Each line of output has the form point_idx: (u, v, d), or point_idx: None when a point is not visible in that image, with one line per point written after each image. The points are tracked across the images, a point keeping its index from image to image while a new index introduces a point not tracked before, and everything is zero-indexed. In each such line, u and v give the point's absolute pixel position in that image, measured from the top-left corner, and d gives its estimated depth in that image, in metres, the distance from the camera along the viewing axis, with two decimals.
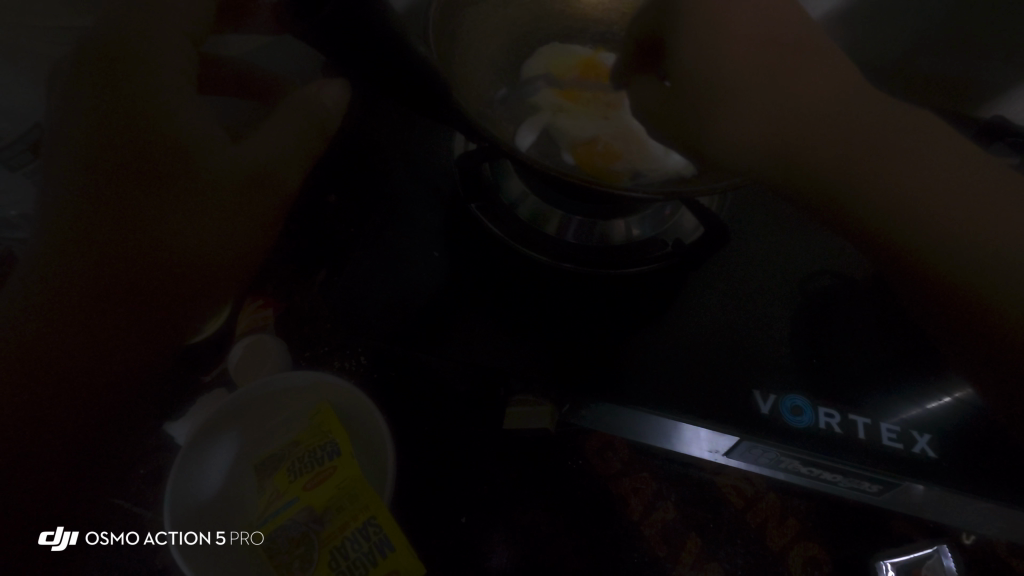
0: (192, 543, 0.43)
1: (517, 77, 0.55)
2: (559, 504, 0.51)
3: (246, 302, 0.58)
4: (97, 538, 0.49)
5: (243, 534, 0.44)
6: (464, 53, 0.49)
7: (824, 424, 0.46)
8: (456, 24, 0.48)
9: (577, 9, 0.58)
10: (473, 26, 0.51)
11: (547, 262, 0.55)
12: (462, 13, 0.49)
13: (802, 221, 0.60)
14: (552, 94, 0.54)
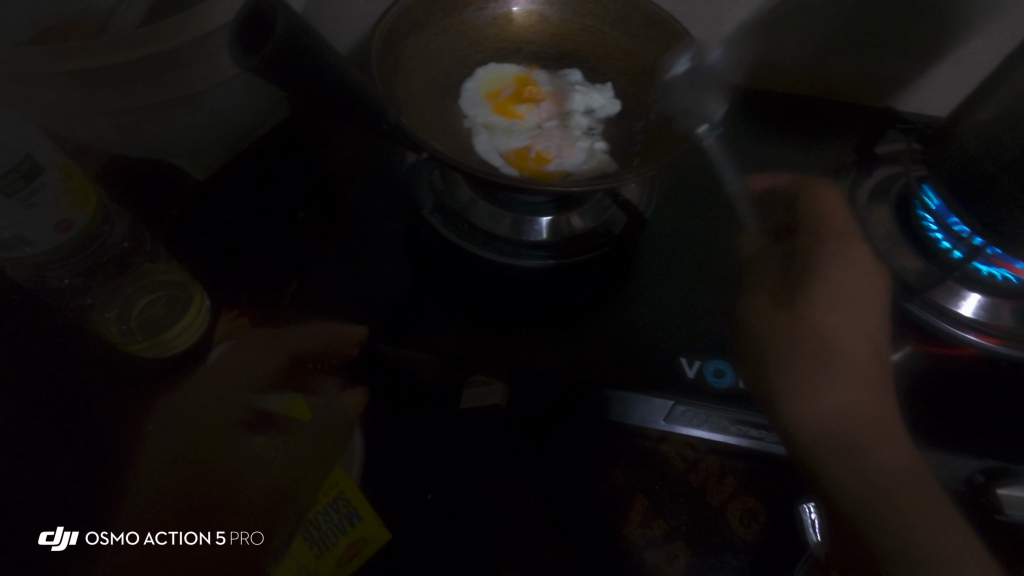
0: (192, 543, 0.46)
1: (458, 95, 0.60)
2: (519, 476, 0.56)
3: (223, 311, 0.63)
4: (97, 538, 0.48)
5: (243, 535, 0.47)
6: (409, 79, 0.55)
7: (743, 383, 0.52)
8: (401, 52, 0.54)
9: (513, 32, 0.63)
10: (416, 53, 0.56)
11: (502, 260, 0.61)
12: (405, 44, 0.54)
13: (722, 214, 0.68)
14: (488, 109, 0.60)
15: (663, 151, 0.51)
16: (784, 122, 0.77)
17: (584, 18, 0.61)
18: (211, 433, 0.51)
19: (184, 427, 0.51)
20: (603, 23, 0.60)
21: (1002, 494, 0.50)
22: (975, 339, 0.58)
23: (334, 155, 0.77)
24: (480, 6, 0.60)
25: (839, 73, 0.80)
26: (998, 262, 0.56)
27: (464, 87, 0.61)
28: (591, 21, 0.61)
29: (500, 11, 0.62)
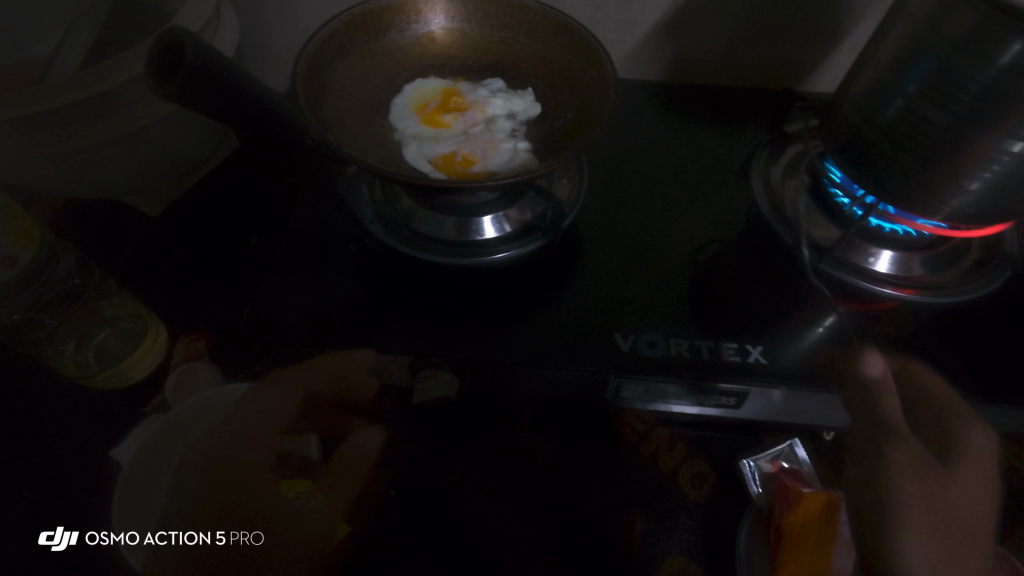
0: (192, 543, 0.51)
1: (388, 111, 0.64)
2: (479, 465, 0.58)
3: (180, 336, 0.64)
4: (96, 537, 0.51)
5: (243, 535, 0.53)
6: (338, 99, 0.59)
7: (674, 351, 0.56)
8: (328, 75, 0.58)
9: (437, 49, 0.68)
10: (344, 74, 0.60)
11: (446, 262, 0.64)
12: (332, 67, 0.58)
13: (651, 200, 0.72)
14: (417, 121, 0.63)
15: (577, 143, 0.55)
16: (705, 112, 0.83)
17: (503, 32, 0.66)
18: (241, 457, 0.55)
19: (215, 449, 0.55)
20: (520, 35, 0.66)
21: None
22: (893, 292, 0.62)
23: (284, 181, 0.80)
24: (402, 28, 0.64)
25: (751, 65, 0.87)
26: (899, 220, 0.61)
27: (393, 103, 0.65)
28: (509, 35, 0.66)
29: (423, 31, 0.66)
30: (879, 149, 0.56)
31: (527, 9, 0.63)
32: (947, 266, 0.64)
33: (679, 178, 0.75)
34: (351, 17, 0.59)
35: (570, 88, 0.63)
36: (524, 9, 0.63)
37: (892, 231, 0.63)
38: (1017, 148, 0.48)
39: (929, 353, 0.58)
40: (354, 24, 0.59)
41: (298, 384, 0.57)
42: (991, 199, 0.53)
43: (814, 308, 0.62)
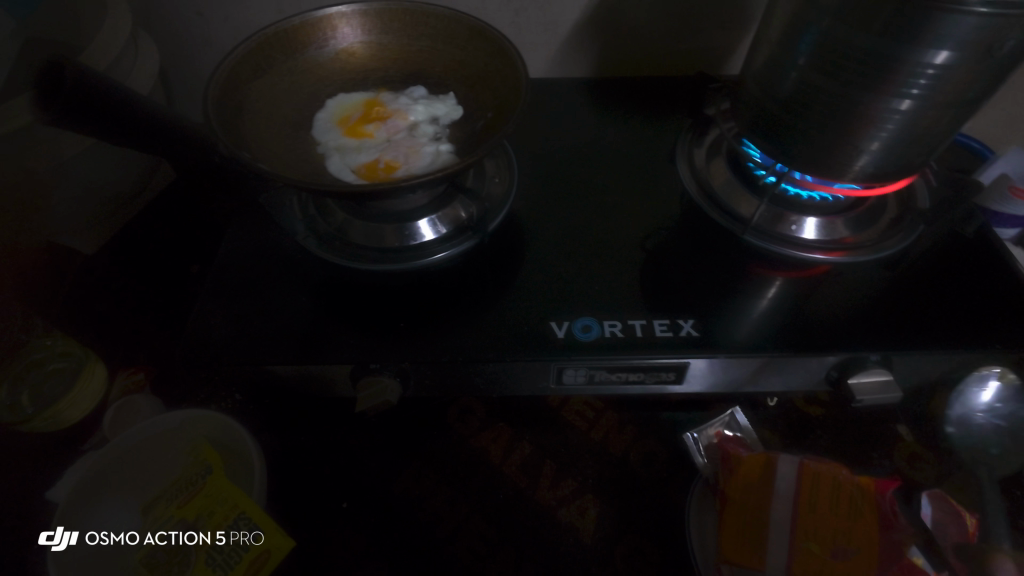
0: (192, 542, 0.50)
1: (310, 125, 0.64)
2: (430, 468, 0.58)
3: (119, 372, 0.63)
4: (97, 538, 0.50)
5: (243, 535, 0.50)
6: (257, 117, 0.59)
7: (609, 333, 0.57)
8: (243, 96, 0.58)
9: (357, 62, 0.69)
10: (261, 94, 0.61)
11: (382, 269, 0.65)
12: (247, 87, 0.59)
13: (583, 192, 0.74)
14: (339, 133, 0.64)
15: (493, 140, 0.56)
16: (632, 104, 0.85)
17: (420, 41, 0.68)
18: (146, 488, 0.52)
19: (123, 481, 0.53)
20: (436, 42, 0.67)
21: (853, 382, 0.56)
22: (823, 256, 0.65)
23: (221, 208, 0.80)
24: (320, 45, 0.66)
25: (672, 54, 0.90)
26: (817, 186, 0.63)
27: (316, 117, 0.65)
28: (426, 43, 0.68)
29: (340, 46, 0.67)
30: (783, 121, 0.58)
31: (441, 17, 0.65)
32: (866, 225, 0.67)
33: (611, 168, 0.77)
34: (265, 38, 0.61)
35: (488, 90, 0.64)
36: (436, 17, 0.65)
37: (811, 198, 0.66)
38: (903, 106, 0.50)
39: (855, 311, 0.60)
40: (269, 44, 0.61)
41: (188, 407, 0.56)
42: (889, 157, 0.55)
43: (742, 281, 0.63)
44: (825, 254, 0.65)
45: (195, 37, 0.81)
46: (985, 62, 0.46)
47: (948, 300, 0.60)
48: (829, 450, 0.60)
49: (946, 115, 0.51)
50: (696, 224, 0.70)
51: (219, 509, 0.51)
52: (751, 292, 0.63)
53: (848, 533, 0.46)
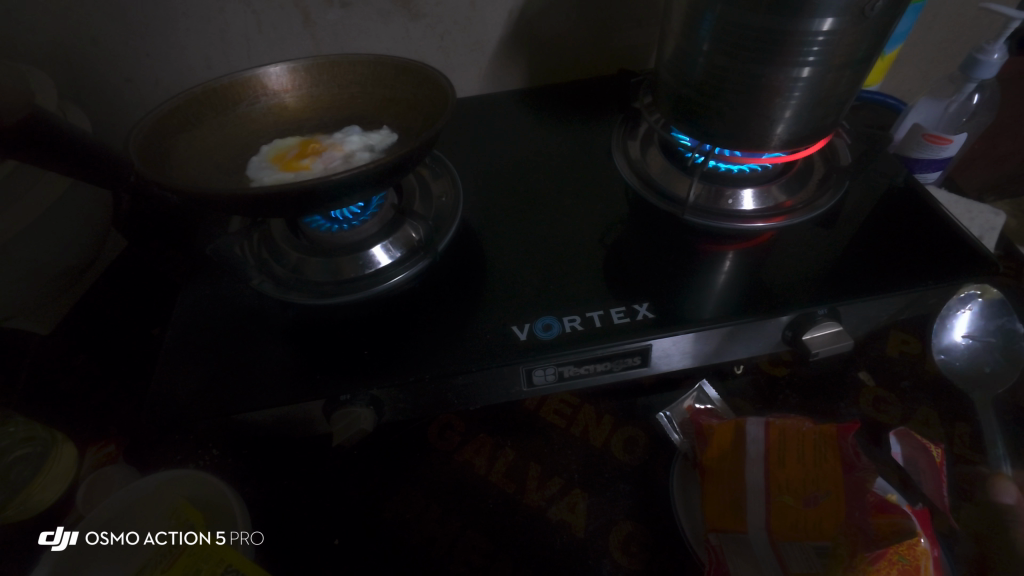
0: (192, 542, 0.51)
1: (244, 169, 0.64)
2: (417, 489, 0.59)
3: (89, 446, 0.62)
4: (96, 538, 0.53)
5: (243, 535, 0.51)
6: (189, 166, 0.59)
7: (569, 327, 0.59)
8: (172, 149, 0.58)
9: (291, 113, 0.70)
10: (192, 145, 0.61)
11: (342, 302, 0.65)
12: (176, 139, 0.60)
13: (531, 197, 0.76)
14: (274, 170, 0.63)
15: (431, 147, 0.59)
16: (566, 108, 0.89)
17: (350, 88, 0.70)
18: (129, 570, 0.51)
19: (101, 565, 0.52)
20: (366, 87, 0.70)
21: (807, 338, 0.58)
22: (766, 224, 0.68)
23: (178, 267, 0.80)
24: (251, 101, 0.68)
25: (598, 57, 0.94)
26: (748, 159, 0.65)
27: (250, 162, 0.65)
28: (356, 89, 0.70)
29: (272, 101, 0.69)
30: (699, 102, 0.61)
31: (365, 63, 0.69)
32: (799, 187, 0.70)
33: (554, 172, 0.79)
34: (193, 96, 0.62)
35: (418, 111, 0.66)
36: (362, 63, 0.69)
37: (741, 171, 0.70)
38: (804, 73, 0.54)
39: (800, 271, 0.63)
40: (199, 101, 0.63)
41: (160, 480, 0.55)
42: (801, 122, 0.59)
43: (693, 256, 0.67)
44: (767, 220, 0.68)
45: (128, 104, 0.82)
46: (865, 23, 0.50)
47: (881, 247, 0.64)
48: (799, 407, 0.62)
49: (843, 76, 0.55)
50: (642, 209, 0.72)
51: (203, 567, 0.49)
52: (700, 268, 0.65)
53: (815, 480, 0.48)
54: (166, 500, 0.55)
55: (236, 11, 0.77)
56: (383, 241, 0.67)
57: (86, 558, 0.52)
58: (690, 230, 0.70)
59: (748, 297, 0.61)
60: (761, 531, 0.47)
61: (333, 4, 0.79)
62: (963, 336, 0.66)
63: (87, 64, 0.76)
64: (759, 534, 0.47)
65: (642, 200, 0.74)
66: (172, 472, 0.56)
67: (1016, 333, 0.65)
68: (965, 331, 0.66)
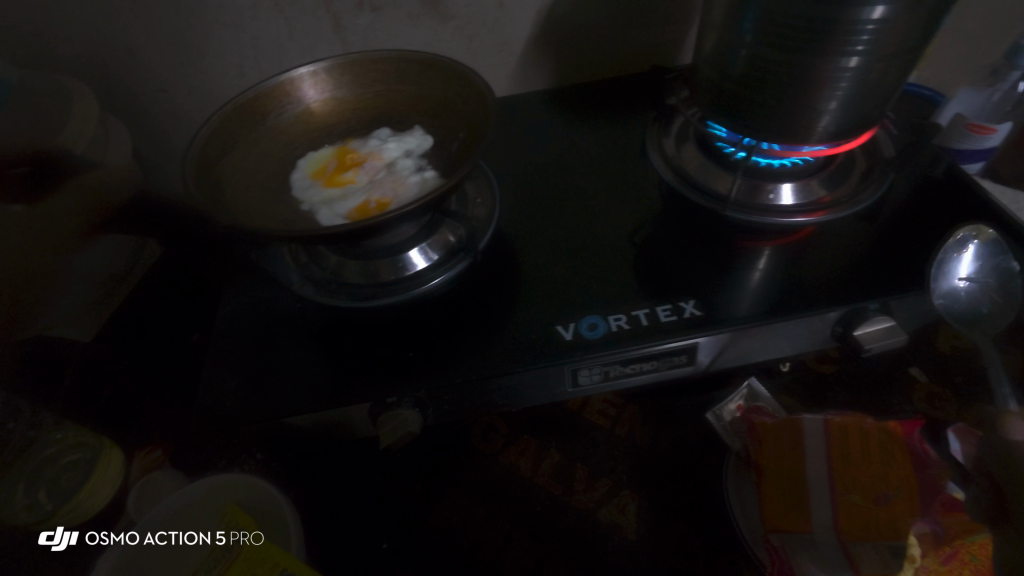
0: (193, 542, 0.53)
1: (289, 187, 0.65)
2: (463, 493, 0.58)
3: (136, 451, 0.63)
4: (96, 538, 0.58)
5: (243, 535, 0.52)
6: (237, 190, 0.59)
7: (615, 327, 0.58)
8: (219, 171, 0.58)
9: (318, 121, 0.70)
10: (235, 168, 0.61)
11: (383, 304, 0.65)
12: (222, 161, 0.59)
13: (566, 197, 0.76)
14: (319, 187, 0.65)
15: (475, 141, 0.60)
16: (596, 107, 0.88)
17: (374, 87, 0.70)
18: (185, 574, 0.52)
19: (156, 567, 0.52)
20: (392, 84, 0.69)
21: (858, 334, 0.57)
22: (805, 219, 0.66)
23: (213, 274, 0.80)
24: (278, 112, 0.67)
25: (626, 55, 0.93)
26: (788, 153, 0.64)
27: (292, 179, 0.66)
28: (381, 87, 0.69)
29: (299, 108, 0.68)
30: (741, 96, 0.60)
31: (390, 60, 0.67)
32: (840, 181, 0.69)
33: (587, 172, 0.79)
34: (224, 116, 0.60)
35: (453, 113, 0.66)
36: (386, 60, 0.67)
37: (782, 165, 0.68)
38: (852, 63, 0.53)
39: (845, 267, 0.61)
40: (229, 122, 0.61)
41: (210, 484, 0.56)
42: (848, 114, 0.58)
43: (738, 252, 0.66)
44: (807, 216, 0.66)
45: (161, 113, 0.83)
46: (918, 11, 0.49)
47: (927, 239, 0.62)
48: (850, 405, 0.60)
49: (893, 65, 0.54)
50: (681, 206, 0.72)
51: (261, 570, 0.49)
52: (744, 264, 0.64)
53: (885, 479, 0.47)
54: (217, 505, 0.55)
55: (268, 18, 0.77)
56: (421, 242, 0.67)
57: (142, 561, 0.53)
58: (730, 227, 0.69)
59: (784, 296, 0.59)
60: (828, 531, 0.46)
61: (363, 8, 0.79)
62: (962, 279, 0.61)
63: (123, 75, 0.77)
64: (827, 534, 0.46)
65: (678, 199, 0.73)
66: (223, 476, 0.56)
67: (1013, 271, 0.61)
68: (965, 273, 0.61)
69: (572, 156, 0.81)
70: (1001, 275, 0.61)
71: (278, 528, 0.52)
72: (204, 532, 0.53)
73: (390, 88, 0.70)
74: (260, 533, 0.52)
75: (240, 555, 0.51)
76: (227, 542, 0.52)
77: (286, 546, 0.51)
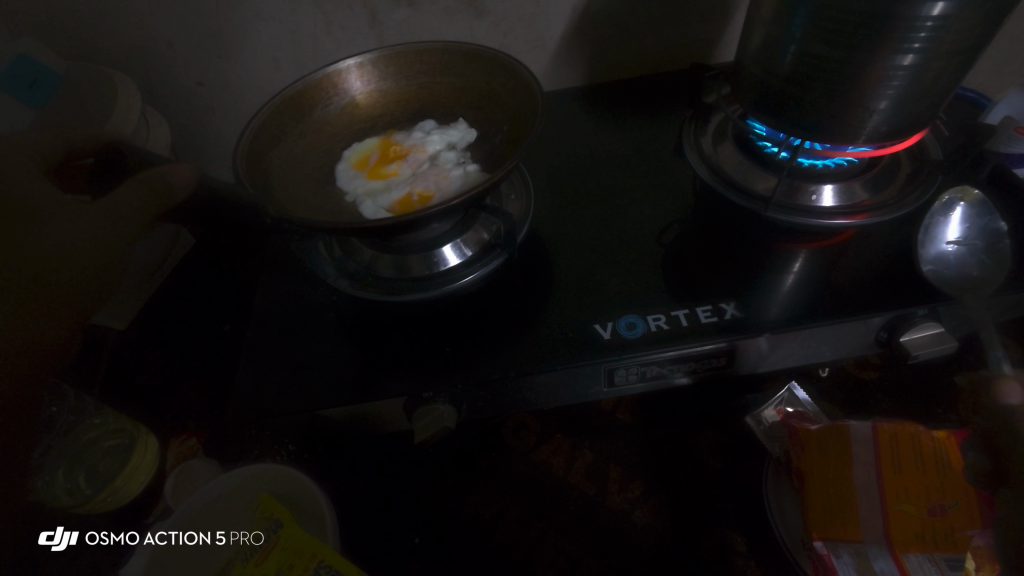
0: (193, 542, 0.53)
1: (334, 178, 0.66)
2: (496, 491, 0.58)
3: (171, 439, 0.63)
4: (96, 538, 0.57)
5: (242, 535, 0.53)
6: (283, 180, 0.60)
7: (654, 327, 0.57)
8: (269, 162, 0.59)
9: (363, 112, 0.70)
10: (283, 159, 0.62)
11: (418, 298, 0.64)
12: (272, 152, 0.60)
13: (600, 195, 0.75)
14: (363, 178, 0.66)
15: (519, 135, 0.60)
16: (629, 105, 0.87)
17: (418, 79, 0.70)
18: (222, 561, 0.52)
19: (194, 554, 0.53)
20: (436, 77, 0.70)
21: (905, 340, 0.55)
22: (846, 222, 0.63)
23: (244, 266, 0.81)
24: (325, 103, 0.68)
25: (660, 53, 0.92)
26: (832, 153, 0.63)
27: (337, 170, 0.67)
28: (425, 80, 0.70)
29: (345, 100, 0.69)
30: (788, 94, 0.59)
31: (435, 52, 0.68)
32: (884, 184, 0.67)
33: (620, 170, 0.78)
34: (275, 106, 0.61)
35: (497, 104, 0.66)
36: (431, 52, 0.68)
37: (826, 166, 0.66)
38: (906, 61, 0.51)
39: (890, 273, 0.59)
40: (280, 113, 0.62)
41: (245, 474, 0.56)
42: (899, 113, 0.56)
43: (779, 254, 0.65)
44: (849, 218, 0.63)
45: (197, 105, 0.83)
46: (983, 7, 0.48)
47: (976, 244, 0.61)
48: (893, 412, 0.59)
49: (951, 64, 0.52)
50: (719, 206, 0.71)
51: (296, 562, 0.49)
52: (784, 266, 0.63)
53: (940, 490, 0.46)
54: (252, 494, 0.55)
55: (305, 12, 0.77)
56: (455, 236, 0.67)
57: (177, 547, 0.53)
58: (768, 228, 0.68)
59: (820, 299, 0.58)
60: (879, 542, 0.45)
61: (400, 3, 0.79)
62: (949, 243, 0.62)
63: (163, 65, 0.78)
64: (877, 544, 0.45)
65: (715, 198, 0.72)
66: (259, 466, 0.56)
67: (1000, 231, 0.62)
68: (952, 237, 0.63)
69: (605, 154, 0.80)
70: (989, 235, 0.62)
71: (313, 518, 0.53)
72: (240, 521, 0.54)
73: (436, 82, 0.70)
74: (291, 524, 0.52)
75: (273, 546, 0.51)
76: (262, 531, 0.52)
77: (320, 538, 0.51)
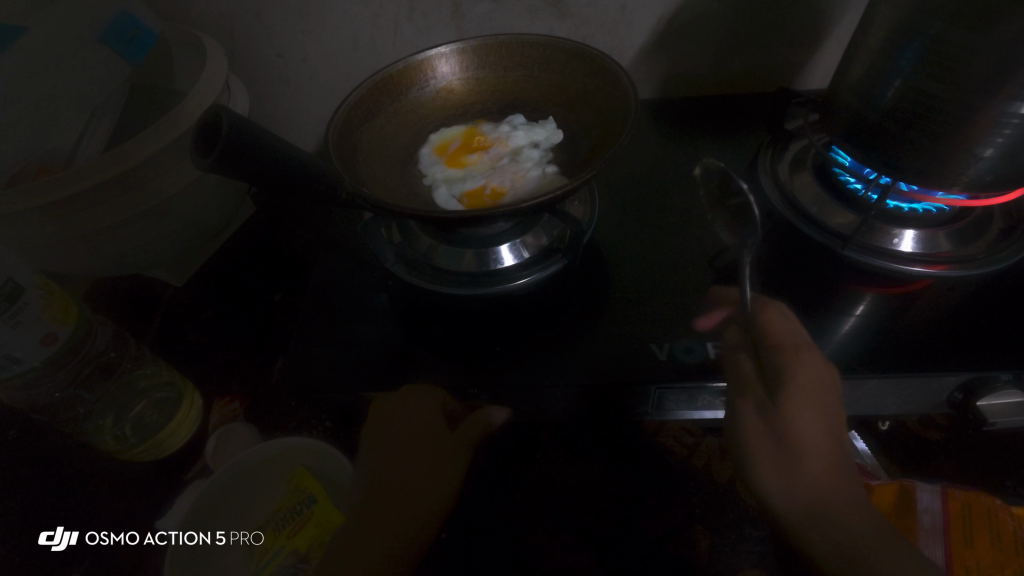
0: (192, 542, 0.51)
1: (416, 160, 0.69)
2: (527, 498, 0.57)
3: (215, 399, 0.64)
4: (96, 538, 0.55)
5: (243, 535, 0.53)
6: (368, 157, 0.62)
7: (713, 353, 0.55)
8: (358, 139, 0.61)
9: (456, 98, 0.73)
10: (372, 135, 0.64)
11: (469, 290, 0.62)
12: (362, 129, 0.63)
13: (662, 210, 0.73)
14: (443, 164, 0.69)
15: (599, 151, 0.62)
16: (701, 124, 0.85)
17: (516, 70, 0.71)
18: (249, 534, 0.53)
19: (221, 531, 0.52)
20: (533, 70, 0.70)
21: (983, 405, 0.52)
22: (924, 270, 0.59)
23: (298, 239, 0.82)
24: (421, 86, 0.70)
25: (738, 73, 0.90)
26: (919, 197, 0.60)
27: (420, 152, 0.70)
28: (521, 73, 0.71)
29: (440, 85, 0.71)
30: (888, 131, 0.56)
31: (536, 45, 0.67)
32: (973, 237, 0.62)
33: (687, 188, 0.76)
34: (373, 84, 0.63)
35: (588, 104, 0.66)
36: (533, 45, 0.67)
37: (914, 209, 0.62)
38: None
39: (965, 328, 0.56)
40: (377, 91, 0.64)
41: (290, 443, 0.56)
42: (1009, 164, 0.52)
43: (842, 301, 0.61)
44: (927, 266, 0.59)
45: (274, 77, 0.85)
46: None
47: None
48: (955, 478, 0.56)
49: None
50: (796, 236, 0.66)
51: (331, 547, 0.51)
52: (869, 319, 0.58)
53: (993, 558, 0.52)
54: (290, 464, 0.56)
55: None
56: (515, 234, 0.65)
57: (211, 510, 0.53)
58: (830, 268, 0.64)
59: (880, 345, 0.56)
60: None
61: None
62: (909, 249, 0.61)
63: (248, 36, 0.79)
64: None
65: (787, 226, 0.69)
66: (297, 439, 0.57)
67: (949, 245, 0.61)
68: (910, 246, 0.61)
69: (671, 171, 0.79)
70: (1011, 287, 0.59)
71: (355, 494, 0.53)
72: (276, 494, 0.55)
73: (532, 77, 0.71)
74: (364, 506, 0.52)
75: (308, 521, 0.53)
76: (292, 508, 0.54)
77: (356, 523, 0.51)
